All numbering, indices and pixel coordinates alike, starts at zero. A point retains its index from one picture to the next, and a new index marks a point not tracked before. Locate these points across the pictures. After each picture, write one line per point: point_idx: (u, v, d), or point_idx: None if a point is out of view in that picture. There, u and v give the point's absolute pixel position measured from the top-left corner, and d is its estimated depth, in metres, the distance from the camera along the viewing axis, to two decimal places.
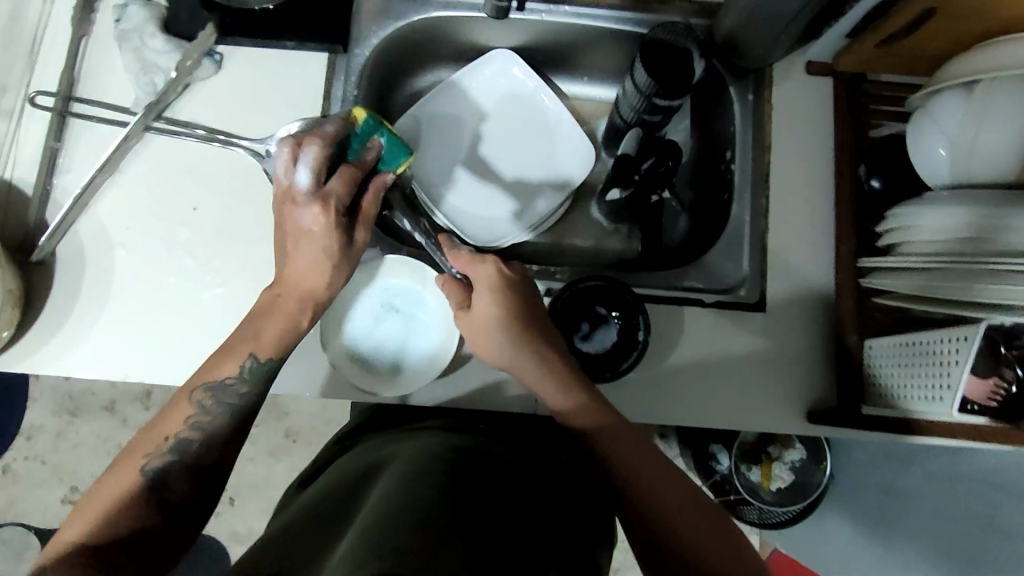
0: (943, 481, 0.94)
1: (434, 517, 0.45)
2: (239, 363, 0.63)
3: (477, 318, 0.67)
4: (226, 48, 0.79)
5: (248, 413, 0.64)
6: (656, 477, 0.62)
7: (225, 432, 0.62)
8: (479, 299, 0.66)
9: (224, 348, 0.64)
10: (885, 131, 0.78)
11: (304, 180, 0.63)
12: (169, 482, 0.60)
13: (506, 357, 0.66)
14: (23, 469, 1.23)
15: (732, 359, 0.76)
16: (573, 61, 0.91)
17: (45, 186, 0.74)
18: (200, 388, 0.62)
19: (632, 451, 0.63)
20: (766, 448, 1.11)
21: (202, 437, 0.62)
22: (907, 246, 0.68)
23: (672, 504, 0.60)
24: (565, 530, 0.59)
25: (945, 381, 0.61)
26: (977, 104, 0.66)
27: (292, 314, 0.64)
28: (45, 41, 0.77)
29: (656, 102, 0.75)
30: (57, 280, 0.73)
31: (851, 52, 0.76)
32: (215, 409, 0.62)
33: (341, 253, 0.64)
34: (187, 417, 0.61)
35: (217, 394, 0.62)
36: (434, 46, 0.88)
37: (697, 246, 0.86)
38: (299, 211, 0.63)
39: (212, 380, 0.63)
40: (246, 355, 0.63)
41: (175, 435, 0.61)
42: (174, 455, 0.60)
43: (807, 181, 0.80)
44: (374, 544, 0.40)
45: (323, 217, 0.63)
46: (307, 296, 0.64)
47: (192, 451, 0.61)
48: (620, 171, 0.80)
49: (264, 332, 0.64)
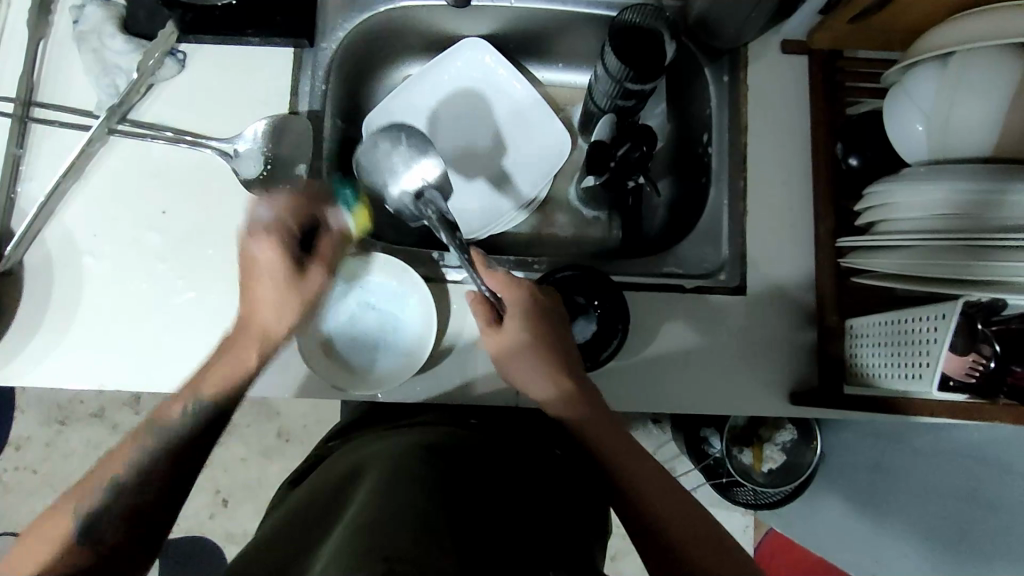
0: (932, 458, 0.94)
1: (428, 521, 0.44)
2: (183, 406, 0.61)
3: (501, 337, 0.67)
4: (189, 47, 0.78)
5: (200, 439, 0.61)
6: (654, 479, 0.61)
7: (175, 451, 0.59)
8: (509, 322, 0.66)
9: (172, 396, 0.63)
10: (863, 108, 0.76)
11: (263, 215, 0.67)
12: (104, 526, 0.55)
13: (526, 372, 0.67)
14: (13, 480, 1.22)
15: (715, 343, 0.75)
16: (546, 46, 0.89)
17: (9, 194, 0.72)
18: (144, 432, 0.60)
19: (632, 458, 0.62)
20: (757, 432, 1.11)
21: (140, 480, 0.57)
22: (887, 224, 0.67)
23: (669, 504, 0.59)
24: (560, 523, 0.59)
25: (924, 359, 0.60)
26: (952, 77, 0.64)
27: (244, 354, 0.65)
28: (4, 46, 0.75)
29: (628, 87, 0.73)
30: (25, 290, 0.71)
31: (824, 29, 0.75)
32: (155, 451, 0.58)
33: (295, 291, 0.67)
34: (125, 459, 0.58)
35: (160, 436, 0.59)
36: (404, 38, 0.86)
37: (677, 230, 0.84)
38: (254, 243, 0.66)
39: (155, 423, 0.60)
40: (189, 398, 0.62)
41: (111, 476, 0.57)
42: (110, 496, 0.56)
43: (784, 162, 0.79)
44: (363, 552, 0.39)
45: (275, 247, 0.65)
46: (262, 332, 0.66)
47: (128, 494, 0.56)
48: (596, 157, 0.77)
49: (210, 377, 0.63)
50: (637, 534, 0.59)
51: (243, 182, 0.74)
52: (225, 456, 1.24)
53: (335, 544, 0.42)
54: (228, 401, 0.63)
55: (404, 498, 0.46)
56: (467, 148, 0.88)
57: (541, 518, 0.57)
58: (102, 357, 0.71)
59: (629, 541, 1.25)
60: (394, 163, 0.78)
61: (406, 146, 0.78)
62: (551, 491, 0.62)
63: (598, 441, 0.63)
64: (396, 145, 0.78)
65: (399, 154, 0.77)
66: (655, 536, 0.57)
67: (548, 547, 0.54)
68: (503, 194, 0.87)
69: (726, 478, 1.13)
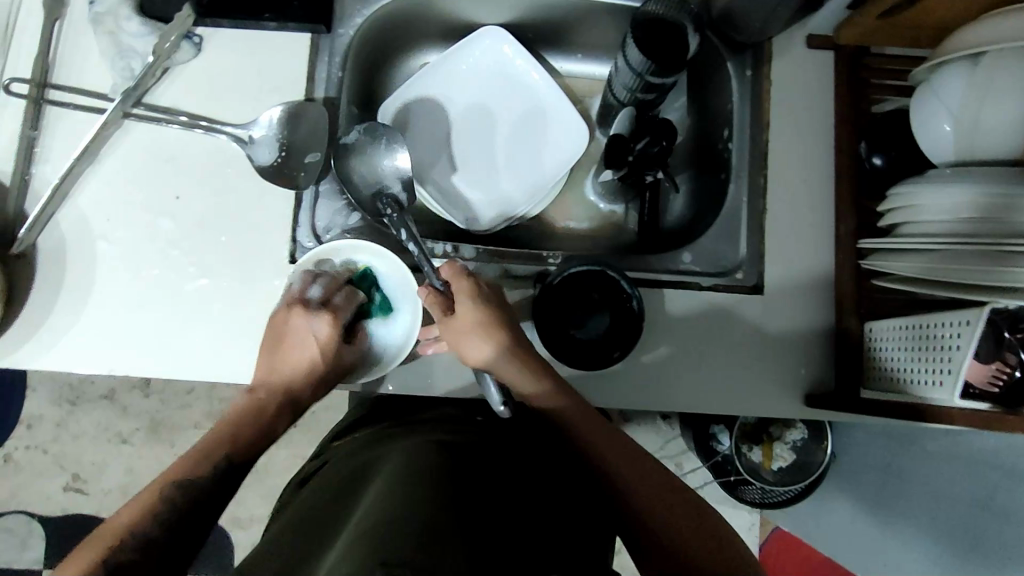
0: (942, 462, 0.93)
1: (434, 523, 0.43)
2: (212, 463, 0.56)
3: (462, 325, 0.65)
4: (206, 30, 0.77)
5: (217, 489, 0.55)
6: (647, 481, 0.61)
7: (196, 500, 0.53)
8: (462, 307, 0.66)
9: (191, 453, 0.57)
10: (887, 106, 0.75)
11: (314, 293, 0.68)
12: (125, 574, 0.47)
13: (482, 359, 0.65)
14: (24, 459, 1.23)
15: (730, 342, 0.74)
16: (565, 36, 0.88)
17: (23, 176, 0.72)
18: (167, 485, 0.53)
19: (625, 458, 0.62)
20: (767, 429, 1.11)
21: (165, 528, 0.50)
22: (910, 227, 0.65)
23: (663, 504, 0.59)
24: (569, 522, 0.58)
25: (946, 366, 0.59)
26: (982, 75, 0.63)
27: (272, 418, 0.63)
28: (19, 26, 0.75)
29: (650, 80, 0.72)
30: (39, 273, 0.71)
31: (852, 24, 0.73)
32: (186, 503, 0.52)
33: (331, 364, 0.67)
34: (150, 509, 0.51)
35: (188, 490, 0.53)
36: (421, 24, 0.85)
37: (693, 226, 0.84)
38: (308, 317, 0.66)
39: (180, 477, 0.54)
40: (220, 455, 0.57)
41: (134, 527, 0.50)
42: (136, 545, 0.49)
43: (805, 160, 0.78)
44: (363, 559, 0.38)
45: (331, 324, 0.66)
46: (288, 397, 0.65)
47: (155, 544, 0.49)
48: (614, 151, 0.76)
49: (241, 434, 0.60)
50: (629, 535, 0.58)
51: (258, 168, 0.74)
52: None
53: (341, 548, 0.41)
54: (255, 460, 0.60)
55: (413, 496, 0.46)
56: (474, 151, 0.86)
57: (550, 517, 0.56)
58: (114, 343, 0.71)
59: None
60: (369, 156, 0.76)
61: (385, 142, 0.76)
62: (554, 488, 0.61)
63: (581, 434, 0.63)
64: (373, 144, 0.77)
65: (375, 153, 0.76)
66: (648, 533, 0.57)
67: (558, 547, 0.53)
68: (513, 191, 0.86)
69: (734, 476, 1.12)
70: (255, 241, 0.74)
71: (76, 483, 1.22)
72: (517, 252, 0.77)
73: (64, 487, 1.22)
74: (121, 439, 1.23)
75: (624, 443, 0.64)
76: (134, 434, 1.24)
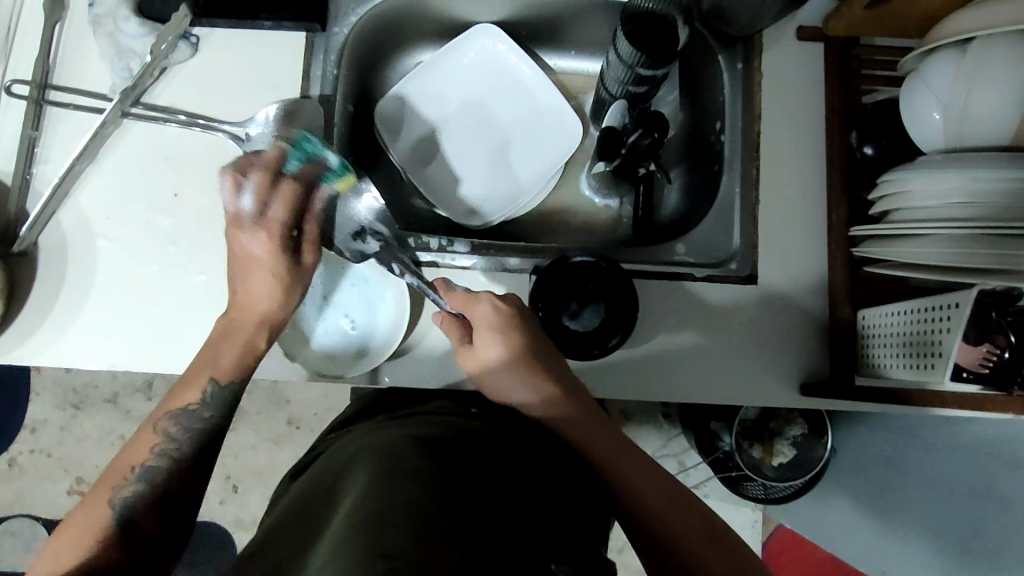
0: (954, 453, 0.94)
1: (425, 516, 0.43)
2: (200, 390, 0.64)
3: (477, 354, 0.67)
4: (202, 31, 0.78)
5: (215, 437, 0.64)
6: (660, 494, 0.61)
7: (197, 439, 0.63)
8: (478, 336, 0.66)
9: (184, 378, 0.65)
10: (879, 96, 0.75)
11: (247, 205, 0.69)
12: (136, 518, 0.58)
13: (507, 382, 0.67)
14: (28, 463, 1.24)
15: (724, 332, 0.75)
16: (559, 33, 0.89)
17: (24, 175, 0.73)
18: (165, 417, 0.62)
19: (638, 472, 0.62)
20: (767, 424, 1.09)
21: (167, 465, 0.61)
22: (900, 214, 0.66)
23: (673, 517, 0.60)
24: (578, 510, 0.60)
25: (936, 350, 0.60)
26: (970, 63, 0.63)
27: (248, 337, 0.66)
28: (20, 30, 0.76)
29: (640, 72, 0.73)
30: (40, 270, 0.72)
31: (839, 16, 0.74)
32: (181, 436, 0.62)
33: (291, 273, 0.69)
34: (154, 446, 0.61)
35: (182, 421, 0.62)
36: (417, 23, 0.86)
37: (687, 219, 0.84)
38: (243, 236, 0.68)
39: (175, 408, 0.63)
40: (206, 381, 0.64)
41: (141, 464, 0.60)
42: (141, 484, 0.59)
43: (796, 150, 0.78)
44: (362, 550, 0.39)
45: (266, 239, 0.68)
46: (262, 318, 0.67)
47: (159, 477, 0.60)
48: (608, 143, 0.78)
49: (220, 356, 0.65)
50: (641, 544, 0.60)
51: None
52: (235, 443, 1.25)
53: (336, 537, 0.42)
54: (244, 379, 0.66)
55: (411, 488, 0.46)
56: (471, 152, 0.87)
57: (555, 510, 0.56)
58: (114, 339, 0.72)
59: None
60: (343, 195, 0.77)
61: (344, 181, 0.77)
62: (563, 484, 0.62)
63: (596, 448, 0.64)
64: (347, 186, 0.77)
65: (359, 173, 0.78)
66: (652, 539, 0.59)
67: (563, 535, 0.54)
68: (508, 189, 0.86)
69: (735, 471, 1.10)
70: None
71: (80, 486, 1.23)
72: (544, 247, 0.78)
73: (68, 490, 1.23)
74: (124, 442, 1.24)
75: (639, 456, 0.64)
76: None
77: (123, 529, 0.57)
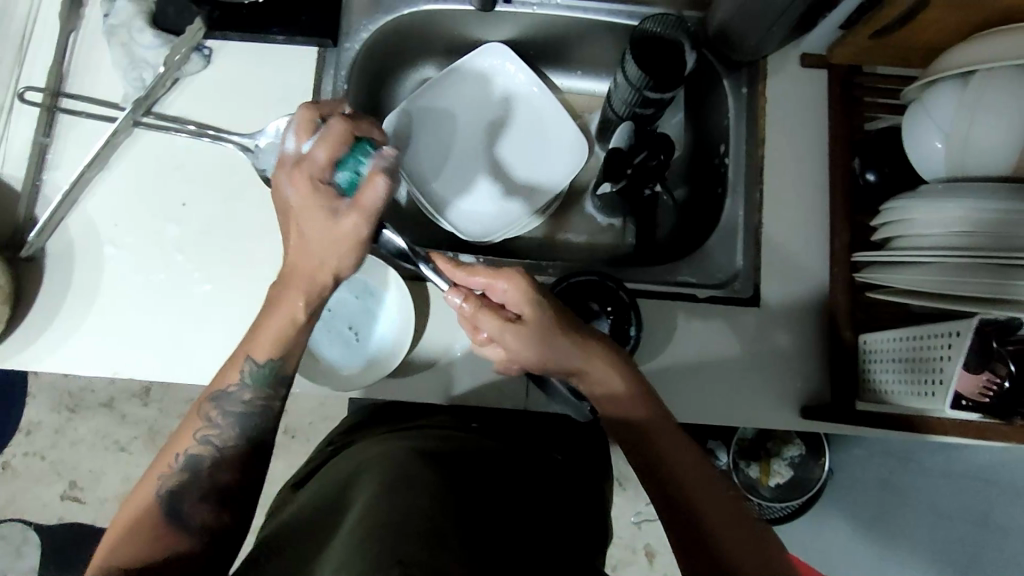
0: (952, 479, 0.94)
1: (438, 527, 0.43)
2: (240, 370, 0.59)
3: (526, 324, 0.60)
4: (215, 43, 0.79)
5: (264, 426, 0.60)
6: (700, 482, 0.58)
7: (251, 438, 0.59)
8: (526, 307, 0.60)
9: (229, 358, 0.61)
10: (881, 124, 0.77)
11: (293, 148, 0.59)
12: (187, 510, 0.55)
13: (557, 360, 0.62)
14: (21, 466, 1.23)
15: (726, 353, 0.75)
16: (567, 54, 0.90)
17: (34, 182, 0.74)
18: (207, 402, 0.59)
19: (685, 462, 0.60)
20: (765, 445, 1.09)
21: (212, 454, 0.58)
22: (903, 240, 0.66)
23: (709, 505, 0.57)
24: (569, 524, 0.58)
25: (938, 377, 0.61)
26: (972, 94, 0.64)
27: (292, 306, 0.59)
28: (35, 37, 0.77)
29: (647, 96, 0.74)
30: (46, 278, 0.72)
31: (844, 44, 0.76)
32: (226, 423, 0.58)
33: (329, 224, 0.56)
34: (197, 431, 0.58)
35: (223, 404, 0.59)
36: (427, 40, 0.88)
37: (689, 240, 0.85)
38: (287, 183, 0.58)
39: (216, 390, 0.59)
40: (244, 360, 0.59)
41: (185, 451, 0.57)
42: (186, 471, 0.56)
43: (801, 176, 0.79)
44: (379, 557, 0.39)
45: (301, 187, 0.57)
46: (306, 282, 0.58)
47: (204, 466, 0.57)
48: (613, 164, 0.78)
49: (261, 332, 0.59)
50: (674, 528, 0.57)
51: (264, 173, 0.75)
52: None
53: (346, 545, 0.42)
54: (286, 357, 0.60)
55: (420, 498, 0.46)
56: (476, 167, 0.88)
57: (556, 522, 0.56)
58: (117, 346, 0.72)
59: (631, 553, 1.24)
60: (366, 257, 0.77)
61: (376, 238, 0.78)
62: (556, 494, 0.62)
63: (644, 435, 0.61)
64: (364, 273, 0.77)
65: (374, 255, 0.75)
66: (690, 531, 0.56)
67: (563, 542, 0.54)
68: (510, 205, 0.87)
69: None
70: (260, 248, 0.75)
71: (73, 491, 1.22)
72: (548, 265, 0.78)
73: (61, 495, 1.22)
74: (119, 448, 1.24)
75: (687, 443, 0.61)
76: (132, 442, 1.24)
77: (172, 523, 0.54)
